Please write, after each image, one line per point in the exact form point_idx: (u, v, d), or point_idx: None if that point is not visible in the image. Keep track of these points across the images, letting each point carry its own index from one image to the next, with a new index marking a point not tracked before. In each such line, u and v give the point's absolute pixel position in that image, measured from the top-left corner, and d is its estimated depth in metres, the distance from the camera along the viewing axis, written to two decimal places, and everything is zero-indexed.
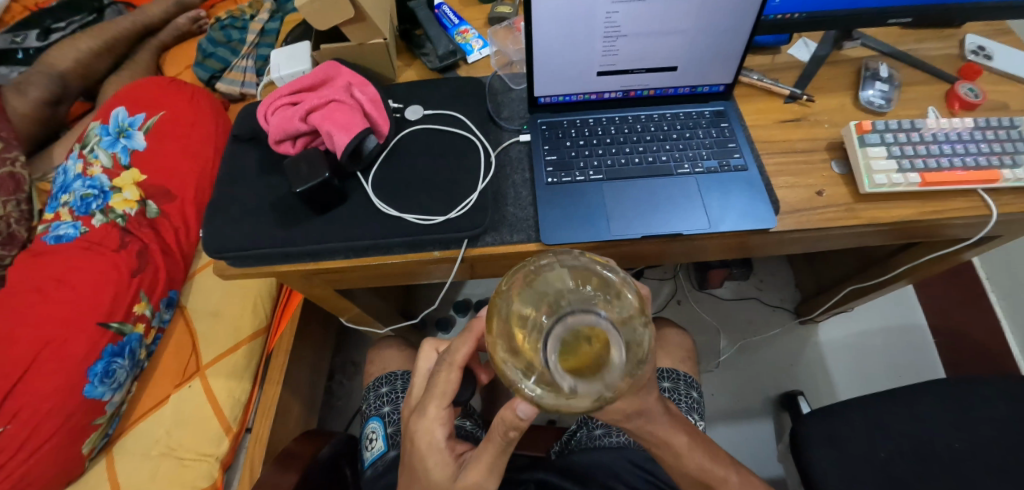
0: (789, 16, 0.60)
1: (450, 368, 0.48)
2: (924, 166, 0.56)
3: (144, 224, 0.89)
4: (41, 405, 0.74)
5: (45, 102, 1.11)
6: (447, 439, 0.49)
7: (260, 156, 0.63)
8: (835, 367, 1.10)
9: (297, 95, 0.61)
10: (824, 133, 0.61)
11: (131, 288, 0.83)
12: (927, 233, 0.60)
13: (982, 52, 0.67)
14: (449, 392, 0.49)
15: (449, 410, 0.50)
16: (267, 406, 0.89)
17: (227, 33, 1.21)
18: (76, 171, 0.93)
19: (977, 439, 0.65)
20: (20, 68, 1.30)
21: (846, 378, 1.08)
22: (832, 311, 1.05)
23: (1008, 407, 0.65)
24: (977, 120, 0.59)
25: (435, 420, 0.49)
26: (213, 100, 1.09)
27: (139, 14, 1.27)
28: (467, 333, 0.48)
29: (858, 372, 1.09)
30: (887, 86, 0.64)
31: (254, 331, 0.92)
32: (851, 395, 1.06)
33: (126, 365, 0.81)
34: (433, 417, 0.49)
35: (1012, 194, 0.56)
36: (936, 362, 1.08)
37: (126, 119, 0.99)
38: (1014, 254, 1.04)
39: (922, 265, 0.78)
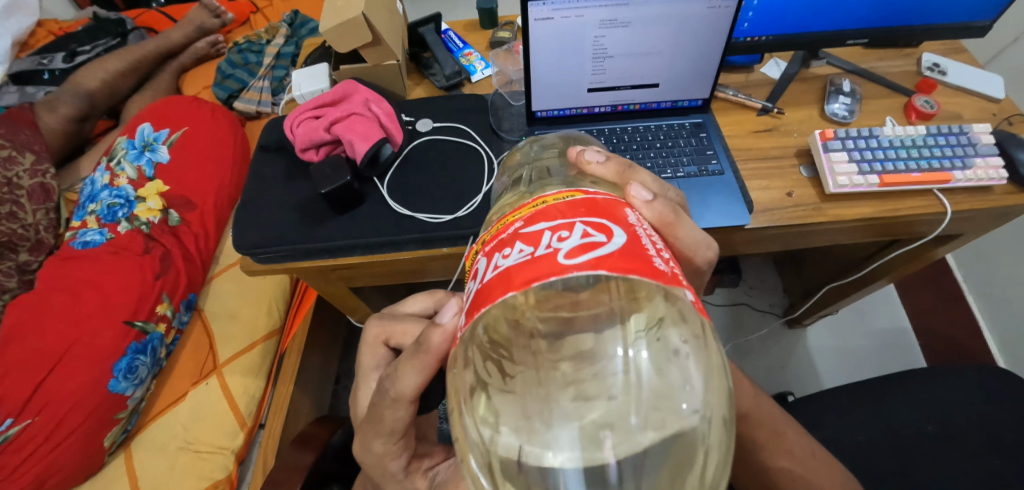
0: (757, 38, 0.67)
1: (396, 406, 0.38)
2: (883, 169, 0.62)
3: (166, 231, 0.95)
4: (68, 398, 0.78)
5: (73, 118, 1.18)
6: (406, 467, 0.44)
7: (284, 164, 0.69)
8: (823, 367, 1.15)
9: (320, 109, 0.68)
10: (793, 141, 0.68)
11: (154, 290, 0.88)
12: (893, 230, 0.66)
13: (937, 68, 0.75)
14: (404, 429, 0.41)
15: (401, 443, 0.42)
16: (281, 402, 0.93)
17: (244, 56, 1.30)
18: (103, 182, 0.99)
19: (951, 423, 0.69)
20: (47, 88, 1.38)
21: (834, 377, 1.14)
22: (818, 313, 1.10)
23: (974, 393, 0.71)
24: (929, 128, 0.65)
25: (385, 458, 0.42)
26: (232, 117, 1.16)
27: (162, 39, 1.36)
28: (415, 362, 0.35)
29: (845, 368, 1.14)
30: (850, 100, 0.71)
31: (268, 331, 0.97)
32: (835, 383, 1.12)
33: (148, 362, 0.86)
34: (383, 454, 0.42)
35: (963, 194, 0.63)
36: (918, 357, 1.14)
37: (151, 133, 1.05)
38: (986, 250, 1.10)
39: (894, 264, 0.84)
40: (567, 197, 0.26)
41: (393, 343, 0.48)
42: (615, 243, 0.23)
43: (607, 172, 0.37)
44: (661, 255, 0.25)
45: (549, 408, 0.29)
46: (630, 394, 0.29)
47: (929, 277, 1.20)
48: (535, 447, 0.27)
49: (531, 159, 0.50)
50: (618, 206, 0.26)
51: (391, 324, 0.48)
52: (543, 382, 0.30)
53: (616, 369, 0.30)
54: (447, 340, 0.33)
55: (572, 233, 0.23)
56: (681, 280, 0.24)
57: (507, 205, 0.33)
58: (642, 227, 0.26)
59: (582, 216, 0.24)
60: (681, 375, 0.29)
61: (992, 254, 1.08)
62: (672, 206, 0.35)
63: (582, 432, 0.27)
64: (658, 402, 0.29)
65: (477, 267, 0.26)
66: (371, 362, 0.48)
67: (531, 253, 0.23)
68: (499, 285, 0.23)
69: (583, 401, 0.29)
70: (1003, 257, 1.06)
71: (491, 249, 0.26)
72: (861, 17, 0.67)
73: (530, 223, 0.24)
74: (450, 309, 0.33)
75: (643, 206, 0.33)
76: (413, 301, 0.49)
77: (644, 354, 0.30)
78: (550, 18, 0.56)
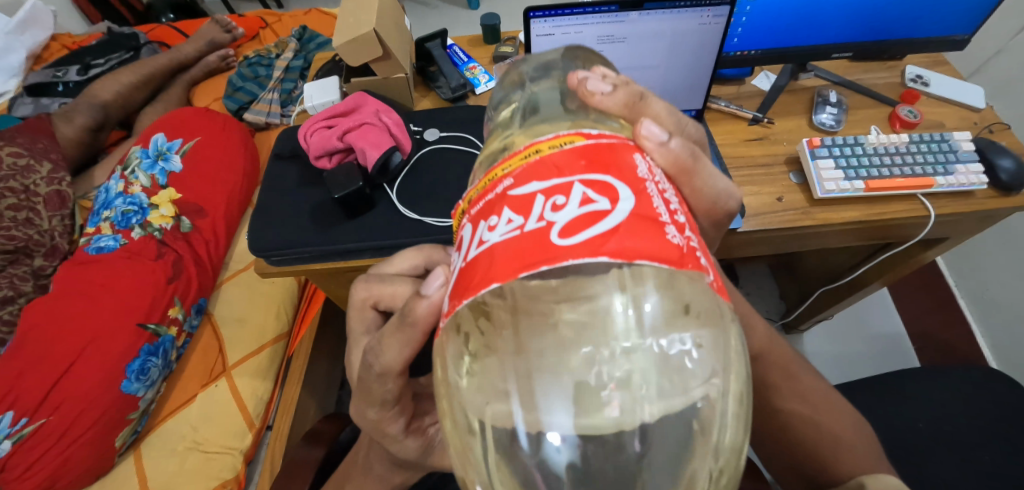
0: (746, 52, 0.71)
1: (383, 380, 0.39)
2: (868, 175, 0.65)
3: (178, 238, 0.98)
4: (82, 398, 0.80)
5: (89, 129, 1.22)
6: (404, 430, 0.46)
7: (298, 171, 0.72)
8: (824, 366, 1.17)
9: (332, 119, 0.71)
10: (783, 150, 0.72)
11: (167, 294, 0.91)
12: (883, 233, 0.69)
13: (920, 80, 0.78)
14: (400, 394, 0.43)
15: (395, 410, 0.44)
16: (288, 403, 0.95)
17: (255, 69, 1.34)
18: (117, 189, 1.02)
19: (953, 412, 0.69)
20: (61, 100, 1.42)
21: (835, 373, 1.15)
22: (814, 318, 1.12)
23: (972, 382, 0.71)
24: (912, 136, 0.69)
25: (382, 422, 0.44)
26: (241, 128, 1.19)
27: (174, 52, 1.40)
28: (400, 335, 0.35)
29: (847, 366, 1.16)
30: (837, 110, 0.75)
31: (276, 334, 0.99)
32: (838, 381, 1.14)
33: (160, 364, 0.88)
34: (380, 419, 0.44)
35: (947, 198, 0.66)
36: (911, 354, 1.15)
37: (165, 143, 1.08)
38: (974, 255, 1.14)
39: (882, 267, 0.87)
40: (564, 145, 0.24)
41: (382, 306, 0.47)
42: (617, 210, 0.22)
43: (614, 101, 0.36)
44: (672, 218, 0.23)
45: (549, 370, 0.29)
46: (632, 353, 0.29)
47: (922, 281, 1.23)
48: (537, 409, 0.28)
49: (536, 74, 0.44)
50: (627, 157, 0.24)
51: (377, 288, 0.46)
52: (540, 340, 0.29)
53: (617, 325, 0.29)
54: (433, 312, 0.33)
55: (569, 198, 0.22)
56: (695, 253, 0.22)
57: (509, 145, 0.30)
58: (652, 181, 0.25)
59: (579, 178, 0.23)
60: (684, 330, 0.29)
61: (982, 259, 1.12)
62: (690, 149, 0.34)
63: (581, 395, 0.28)
64: (660, 361, 0.29)
65: (465, 232, 0.25)
66: (361, 325, 0.48)
67: (520, 227, 0.22)
68: (485, 265, 0.22)
69: (584, 362, 0.29)
70: (994, 262, 1.09)
71: (478, 213, 0.24)
72: (845, 33, 0.71)
73: (522, 188, 0.23)
74: (435, 283, 0.32)
75: (657, 148, 0.32)
76: (398, 260, 0.48)
77: (648, 308, 0.29)
78: (551, 35, 0.60)
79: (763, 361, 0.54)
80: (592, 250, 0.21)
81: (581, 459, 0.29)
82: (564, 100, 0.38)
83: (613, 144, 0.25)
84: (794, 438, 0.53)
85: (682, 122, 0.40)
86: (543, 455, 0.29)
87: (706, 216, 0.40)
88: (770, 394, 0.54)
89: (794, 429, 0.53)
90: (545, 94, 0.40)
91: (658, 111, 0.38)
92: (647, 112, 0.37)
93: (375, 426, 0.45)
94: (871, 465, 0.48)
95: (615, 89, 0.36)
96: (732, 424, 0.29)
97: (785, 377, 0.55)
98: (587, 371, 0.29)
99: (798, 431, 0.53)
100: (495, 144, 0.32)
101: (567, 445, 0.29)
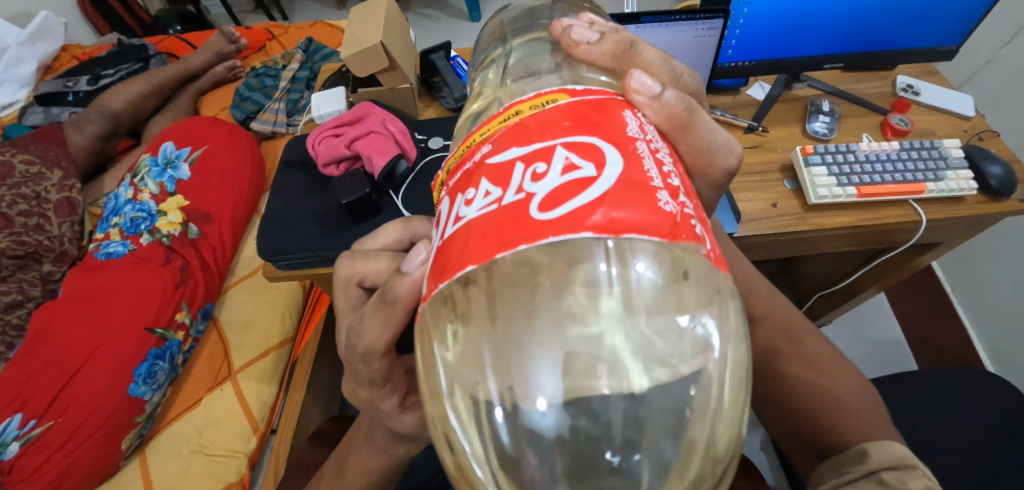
0: (740, 64, 0.74)
1: (368, 360, 0.41)
2: (860, 181, 0.67)
3: (186, 243, 1.00)
4: (90, 401, 0.81)
5: (98, 137, 1.24)
6: (398, 405, 0.48)
7: (306, 177, 0.74)
8: (856, 357, 1.17)
9: (340, 128, 0.73)
10: (777, 158, 0.74)
11: (174, 299, 0.93)
12: (878, 238, 0.71)
13: (911, 89, 0.81)
14: (389, 372, 0.45)
15: (387, 388, 0.46)
16: (292, 408, 0.97)
17: (261, 79, 1.37)
18: (126, 196, 1.04)
19: (947, 408, 0.69)
20: (72, 109, 1.44)
21: (869, 365, 1.16)
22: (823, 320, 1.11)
23: (965, 379, 0.72)
24: (903, 144, 0.71)
25: (375, 399, 0.47)
26: (249, 137, 1.20)
27: (183, 63, 1.43)
28: (380, 314, 0.36)
29: (877, 359, 1.17)
30: (829, 118, 0.77)
31: (281, 339, 1.00)
32: (877, 373, 1.14)
33: (166, 367, 0.89)
34: (372, 396, 0.47)
35: (938, 204, 0.68)
36: (908, 357, 1.16)
37: (174, 151, 1.09)
38: (970, 260, 1.16)
39: (874, 272, 0.90)
40: (547, 105, 0.24)
41: (368, 283, 0.45)
42: (602, 176, 0.21)
43: (602, 50, 0.35)
44: (665, 182, 0.23)
45: (527, 340, 0.26)
46: (622, 324, 0.26)
47: (920, 285, 1.25)
48: (514, 386, 0.25)
49: (519, 27, 0.44)
50: (613, 119, 0.24)
51: (364, 265, 0.44)
52: (515, 310, 0.27)
53: (602, 294, 0.27)
54: (414, 289, 0.33)
55: (551, 166, 0.22)
56: (690, 222, 0.22)
57: (489, 103, 0.33)
58: (643, 139, 0.24)
59: (563, 143, 0.22)
60: (679, 297, 0.27)
61: (977, 264, 1.14)
62: (685, 102, 0.33)
63: (569, 367, 0.26)
64: (656, 332, 0.26)
65: (445, 209, 0.25)
66: (346, 302, 0.46)
67: (499, 200, 0.22)
68: (461, 249, 0.21)
69: (567, 334, 0.26)
70: (990, 266, 1.10)
71: (457, 186, 0.25)
72: (836, 45, 0.73)
73: (500, 158, 0.23)
74: (414, 261, 0.33)
75: (649, 102, 0.30)
76: (383, 234, 0.47)
77: (638, 276, 0.27)
78: None
79: (763, 325, 0.56)
80: (572, 225, 0.20)
81: (566, 442, 0.26)
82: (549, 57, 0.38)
83: (599, 106, 0.25)
84: (801, 399, 0.52)
85: (674, 73, 0.39)
86: (523, 444, 0.26)
87: (705, 174, 0.40)
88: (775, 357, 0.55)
89: (800, 393, 0.53)
90: (530, 46, 0.39)
91: (648, 60, 0.37)
92: (637, 61, 0.36)
93: (369, 404, 0.48)
94: (877, 429, 0.47)
95: (603, 37, 0.35)
96: (730, 391, 0.26)
97: (789, 341, 0.55)
98: (577, 347, 0.26)
99: (803, 398, 0.52)
100: (476, 105, 0.35)
101: (547, 429, 0.26)
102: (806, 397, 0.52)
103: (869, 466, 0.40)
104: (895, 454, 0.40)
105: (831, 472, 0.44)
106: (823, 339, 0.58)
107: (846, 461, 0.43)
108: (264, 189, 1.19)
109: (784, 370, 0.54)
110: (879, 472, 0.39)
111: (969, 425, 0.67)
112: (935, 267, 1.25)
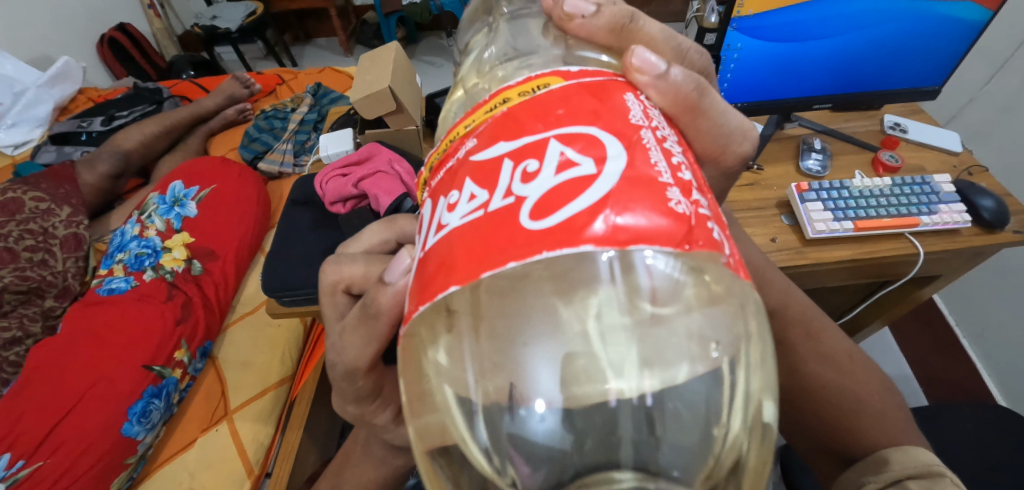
0: (732, 105, 0.77)
1: (355, 377, 0.42)
2: (855, 215, 0.68)
3: (188, 280, 1.00)
4: (82, 441, 0.79)
5: (109, 175, 1.27)
6: (392, 419, 0.49)
7: (312, 214, 0.76)
8: None
9: (347, 168, 0.75)
10: (773, 194, 0.75)
11: (174, 336, 0.92)
12: (878, 271, 0.72)
13: (899, 127, 0.84)
14: (378, 388, 0.46)
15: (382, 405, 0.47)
16: (288, 449, 0.92)
17: (270, 121, 1.42)
18: (133, 233, 1.05)
19: (963, 436, 0.67)
20: (84, 148, 1.48)
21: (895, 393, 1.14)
22: (859, 335, 1.02)
23: (977, 407, 0.70)
24: (895, 179, 0.73)
25: (366, 414, 0.47)
26: (257, 177, 1.23)
27: (196, 106, 1.48)
28: (364, 329, 0.37)
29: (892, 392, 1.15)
30: (822, 156, 0.80)
31: (280, 378, 0.99)
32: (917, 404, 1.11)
33: (161, 407, 0.87)
34: (362, 412, 0.47)
35: (933, 236, 0.69)
36: (917, 390, 1.15)
37: (182, 190, 1.11)
38: (971, 292, 1.16)
39: (875, 305, 0.90)
40: (539, 95, 0.25)
41: (354, 290, 0.44)
42: (604, 173, 0.21)
43: (600, 24, 0.35)
44: (675, 178, 0.22)
45: (521, 334, 0.25)
46: (622, 325, 0.26)
47: (923, 320, 1.24)
48: (512, 391, 0.25)
49: (504, 3, 0.45)
50: (614, 107, 0.24)
51: (355, 270, 0.43)
52: (496, 309, 0.26)
53: (604, 296, 0.26)
54: (396, 301, 0.34)
55: (543, 165, 0.22)
56: (705, 222, 0.21)
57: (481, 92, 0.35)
58: (647, 128, 0.24)
59: (557, 139, 0.22)
60: (690, 301, 0.26)
61: (978, 297, 1.14)
62: (695, 81, 0.33)
63: (568, 368, 0.25)
64: (663, 341, 0.26)
65: (428, 212, 0.26)
66: (333, 311, 0.44)
67: (486, 204, 0.21)
68: (444, 268, 0.21)
69: (554, 334, 0.25)
70: (991, 300, 1.11)
71: (440, 187, 0.25)
72: (822, 86, 0.76)
73: (486, 156, 0.23)
74: (397, 271, 0.33)
75: (654, 81, 0.30)
76: (368, 235, 0.48)
77: (647, 271, 0.26)
78: None
79: (781, 317, 0.54)
80: (565, 229, 0.20)
81: (569, 457, 0.26)
82: (541, 37, 0.40)
83: (597, 93, 0.25)
84: (818, 399, 0.51)
85: (679, 49, 0.40)
86: (511, 451, 0.27)
87: (720, 161, 0.41)
88: (793, 354, 0.54)
89: (810, 405, 0.52)
90: (518, 29, 0.41)
91: (651, 34, 0.37)
92: (638, 37, 0.36)
93: (361, 419, 0.48)
94: (897, 434, 0.46)
95: (599, 8, 0.35)
96: (740, 396, 0.27)
97: (805, 338, 0.55)
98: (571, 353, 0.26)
99: (809, 420, 0.52)
100: (458, 91, 0.36)
101: (545, 436, 0.26)
102: (813, 411, 0.52)
103: (893, 474, 0.39)
104: (920, 461, 0.39)
105: (850, 483, 0.42)
106: (841, 335, 0.57)
107: (865, 470, 0.42)
108: (269, 228, 1.21)
109: (799, 367, 0.54)
110: (904, 481, 0.38)
111: (986, 454, 0.65)
112: (936, 299, 1.25)
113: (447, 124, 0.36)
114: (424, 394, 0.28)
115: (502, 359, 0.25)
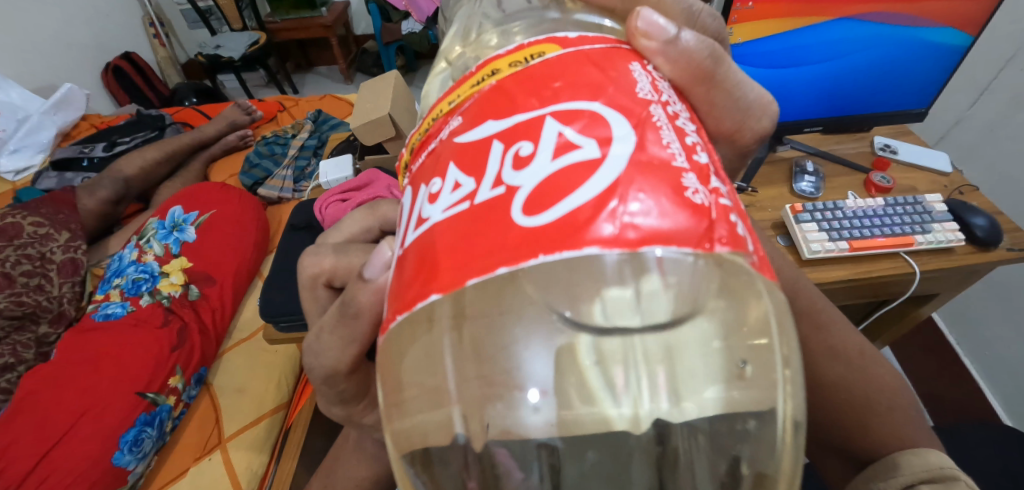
0: None
1: (339, 381, 0.42)
2: (850, 236, 0.69)
3: (186, 305, 1.00)
4: (69, 472, 0.76)
5: (109, 201, 1.28)
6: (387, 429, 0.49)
7: (312, 237, 0.76)
8: None
9: (346, 194, 0.76)
10: (768, 215, 0.76)
11: (169, 362, 0.91)
12: (876, 290, 0.72)
13: (889, 149, 0.85)
14: (363, 390, 0.46)
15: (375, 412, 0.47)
16: (282, 478, 0.86)
17: (271, 147, 1.43)
18: (131, 258, 1.06)
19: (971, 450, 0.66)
20: (85, 174, 1.49)
21: None
22: None
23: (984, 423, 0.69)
24: (888, 199, 0.74)
25: (354, 415, 0.47)
26: (255, 201, 1.24)
27: (197, 132, 1.50)
28: (343, 327, 0.37)
29: None
30: (814, 178, 0.81)
31: (276, 404, 0.97)
32: None
33: (154, 434, 0.86)
34: (349, 413, 0.47)
35: (928, 255, 0.69)
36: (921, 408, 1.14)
37: (181, 215, 1.12)
38: (968, 309, 1.16)
39: (874, 324, 0.90)
40: (520, 68, 0.25)
41: (336, 283, 0.44)
42: (609, 157, 0.21)
43: None
44: (689, 160, 0.23)
45: (512, 320, 0.25)
46: (642, 314, 0.24)
47: (922, 338, 1.25)
48: (504, 383, 0.25)
49: None
50: (617, 80, 0.25)
51: (331, 263, 0.44)
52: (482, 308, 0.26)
53: (610, 282, 0.24)
54: (376, 297, 0.34)
55: (536, 152, 0.22)
56: (725, 210, 0.22)
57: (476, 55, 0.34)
58: (658, 103, 0.25)
59: (559, 122, 0.23)
60: (706, 292, 0.25)
61: (975, 314, 1.15)
62: (709, 48, 0.34)
63: (561, 364, 0.25)
64: (673, 331, 0.24)
65: (410, 198, 0.26)
66: (315, 307, 0.45)
67: (473, 195, 0.22)
68: (427, 272, 0.21)
69: (543, 330, 0.25)
70: (988, 317, 1.11)
71: (424, 171, 0.25)
72: (812, 111, 0.78)
73: (473, 136, 0.24)
74: (377, 265, 0.33)
75: (665, 43, 0.30)
76: (349, 225, 0.49)
77: (658, 264, 0.25)
78: None
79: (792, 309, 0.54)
80: (560, 224, 0.20)
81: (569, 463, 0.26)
82: None
83: (598, 63, 0.25)
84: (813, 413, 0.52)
85: (690, 10, 0.42)
86: (492, 445, 0.26)
87: (735, 139, 0.43)
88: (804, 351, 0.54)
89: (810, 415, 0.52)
90: None
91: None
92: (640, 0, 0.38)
93: (349, 420, 0.48)
94: (914, 436, 0.45)
95: None
96: (757, 398, 0.26)
97: (815, 328, 0.55)
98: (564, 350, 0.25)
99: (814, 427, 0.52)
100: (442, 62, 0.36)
101: (538, 429, 0.25)
102: (818, 412, 0.52)
103: (904, 479, 0.39)
104: (931, 464, 0.38)
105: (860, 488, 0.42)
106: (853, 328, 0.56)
107: (876, 474, 0.41)
108: (269, 251, 1.21)
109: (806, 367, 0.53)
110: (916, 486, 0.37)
111: (995, 468, 0.64)
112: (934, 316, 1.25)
113: (427, 99, 0.35)
114: (401, 403, 0.27)
115: (479, 360, 0.25)
